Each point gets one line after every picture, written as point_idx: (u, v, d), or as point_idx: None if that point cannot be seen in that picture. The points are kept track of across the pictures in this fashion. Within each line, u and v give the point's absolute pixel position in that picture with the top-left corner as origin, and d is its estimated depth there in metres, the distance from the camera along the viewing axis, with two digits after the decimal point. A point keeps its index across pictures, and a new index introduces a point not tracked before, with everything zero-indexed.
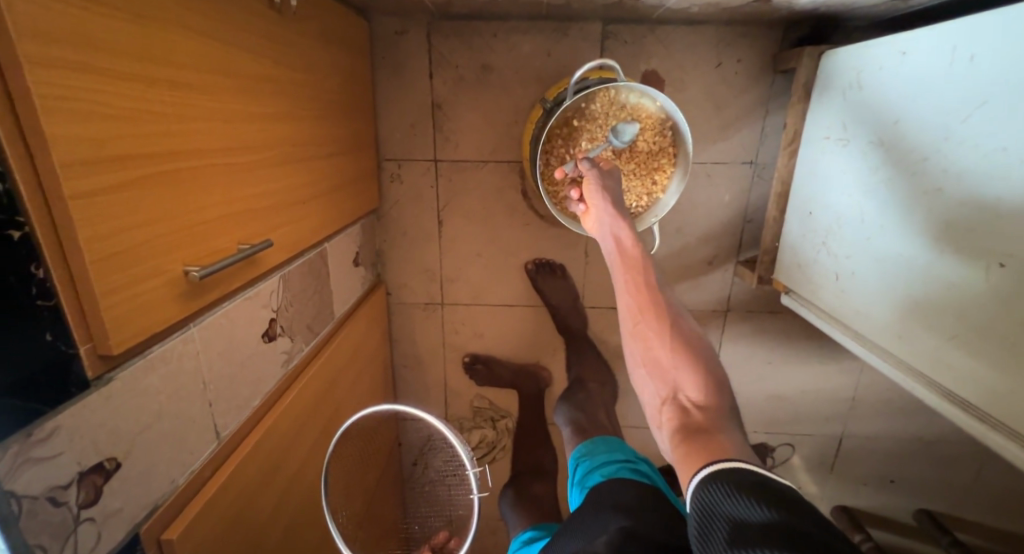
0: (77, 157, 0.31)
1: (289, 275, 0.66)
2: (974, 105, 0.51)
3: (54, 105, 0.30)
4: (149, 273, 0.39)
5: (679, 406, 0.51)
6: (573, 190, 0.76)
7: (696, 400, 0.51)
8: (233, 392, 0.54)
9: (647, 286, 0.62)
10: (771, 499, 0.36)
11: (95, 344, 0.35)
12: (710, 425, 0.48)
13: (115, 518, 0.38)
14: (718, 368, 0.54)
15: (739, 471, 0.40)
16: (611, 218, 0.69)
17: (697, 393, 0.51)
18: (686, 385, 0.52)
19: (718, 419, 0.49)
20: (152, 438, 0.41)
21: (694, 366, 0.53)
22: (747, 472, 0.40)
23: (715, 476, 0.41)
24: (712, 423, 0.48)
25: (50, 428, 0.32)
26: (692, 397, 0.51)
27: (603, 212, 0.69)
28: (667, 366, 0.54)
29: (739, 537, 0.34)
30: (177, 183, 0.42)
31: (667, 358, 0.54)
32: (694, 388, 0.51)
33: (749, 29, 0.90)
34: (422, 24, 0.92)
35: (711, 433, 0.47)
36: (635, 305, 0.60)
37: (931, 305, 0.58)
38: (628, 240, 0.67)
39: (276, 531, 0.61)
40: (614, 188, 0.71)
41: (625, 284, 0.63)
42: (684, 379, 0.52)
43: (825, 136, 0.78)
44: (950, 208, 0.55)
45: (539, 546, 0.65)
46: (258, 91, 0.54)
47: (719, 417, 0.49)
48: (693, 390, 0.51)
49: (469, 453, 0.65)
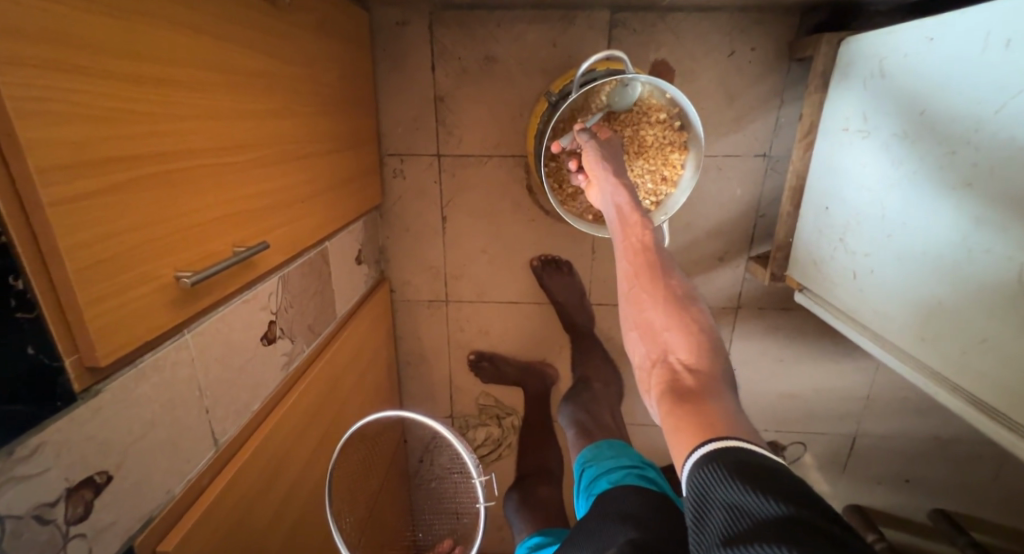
0: (56, 163, 0.30)
1: (289, 275, 0.65)
2: (1008, 93, 0.48)
3: (31, 108, 0.28)
4: (138, 281, 0.38)
5: (669, 367, 0.48)
6: (572, 161, 0.75)
7: (687, 361, 0.48)
8: (231, 397, 0.53)
9: (643, 249, 0.59)
10: (772, 487, 0.33)
11: (82, 356, 0.34)
12: (699, 388, 0.45)
13: (107, 532, 0.37)
14: (713, 332, 0.51)
15: (729, 452, 0.37)
16: (611, 186, 0.66)
17: (688, 354, 0.48)
18: (676, 346, 0.49)
19: (710, 382, 0.46)
20: (145, 448, 0.40)
21: (686, 328, 0.50)
22: (739, 451, 0.37)
23: (708, 457, 0.37)
24: (703, 385, 0.45)
25: (34, 444, 0.31)
26: (682, 359, 0.48)
27: (602, 181, 0.67)
28: (659, 328, 0.51)
29: (740, 530, 0.32)
30: (167, 183, 0.40)
31: (659, 320, 0.52)
32: (684, 349, 0.49)
33: (764, 15, 0.86)
34: (423, 15, 0.89)
35: (700, 398, 0.44)
36: (632, 270, 0.58)
37: (957, 305, 0.56)
38: (628, 208, 0.64)
39: (279, 536, 0.61)
40: (615, 158, 0.69)
41: (623, 252, 0.61)
42: (675, 341, 0.50)
43: (844, 127, 0.75)
44: (982, 204, 0.52)
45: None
46: (253, 87, 0.53)
47: (711, 380, 0.46)
48: (684, 351, 0.48)
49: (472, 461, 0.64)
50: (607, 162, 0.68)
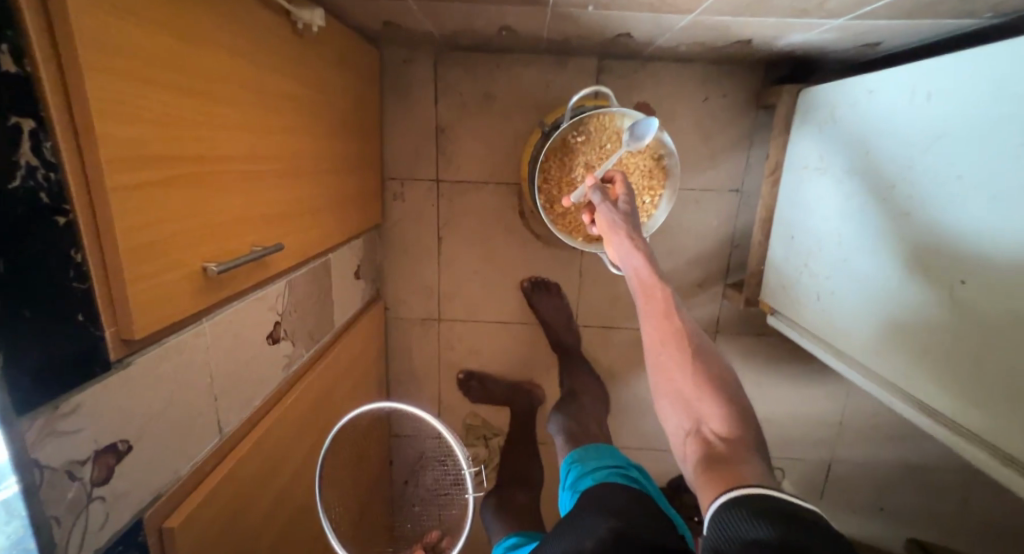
0: (119, 155, 0.35)
1: (295, 280, 0.69)
2: (933, 137, 0.56)
3: (106, 108, 0.34)
4: (171, 267, 0.41)
5: (702, 438, 0.49)
6: (585, 215, 0.77)
7: (719, 431, 0.48)
8: (237, 389, 0.55)
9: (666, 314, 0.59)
10: (798, 531, 0.35)
11: (119, 328, 0.37)
12: (732, 456, 0.46)
13: (123, 500, 0.39)
14: (742, 399, 0.52)
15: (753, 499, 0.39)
16: (626, 249, 0.67)
17: (720, 424, 0.49)
18: (708, 416, 0.50)
19: (742, 449, 0.46)
20: (161, 425, 0.43)
21: (716, 397, 0.51)
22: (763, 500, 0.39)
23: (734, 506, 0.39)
24: (736, 453, 0.46)
25: (74, 403, 0.34)
26: (715, 429, 0.49)
27: (619, 244, 0.68)
28: (689, 397, 0.52)
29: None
30: (202, 184, 0.45)
31: (688, 389, 0.52)
32: (717, 420, 0.49)
33: (733, 68, 0.97)
34: (429, 55, 0.98)
35: (731, 462, 0.45)
36: (657, 335, 0.58)
37: (903, 321, 0.62)
38: (644, 270, 0.64)
39: (269, 535, 0.61)
40: (627, 218, 0.70)
41: (646, 315, 0.61)
42: (707, 410, 0.50)
43: (804, 165, 0.84)
44: (916, 230, 0.59)
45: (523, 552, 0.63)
46: (280, 108, 0.59)
47: (744, 448, 0.46)
48: (716, 421, 0.49)
49: (467, 455, 0.64)
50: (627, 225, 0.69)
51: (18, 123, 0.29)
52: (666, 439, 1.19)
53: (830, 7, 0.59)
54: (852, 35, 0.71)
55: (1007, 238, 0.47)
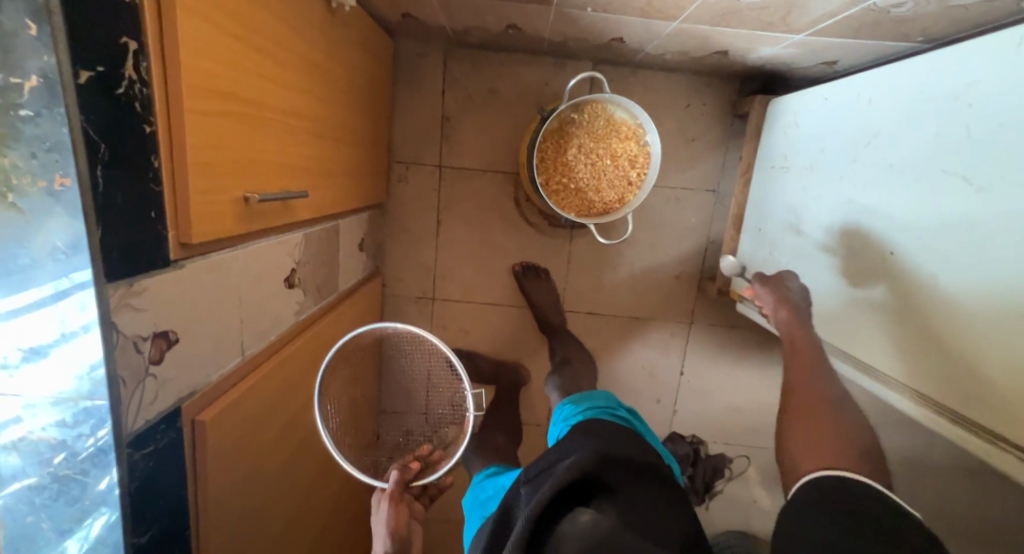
0: (190, 80, 0.41)
1: (310, 235, 0.75)
2: (873, 132, 0.66)
3: (187, 40, 0.40)
4: (220, 189, 0.48)
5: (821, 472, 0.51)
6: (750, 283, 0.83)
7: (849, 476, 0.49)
8: (259, 318, 0.61)
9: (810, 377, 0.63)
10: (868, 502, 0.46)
11: (179, 232, 0.43)
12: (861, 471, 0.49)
13: (168, 385, 0.44)
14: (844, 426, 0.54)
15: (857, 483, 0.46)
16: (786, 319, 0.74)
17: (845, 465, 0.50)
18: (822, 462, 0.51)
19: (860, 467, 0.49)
20: (200, 329, 0.48)
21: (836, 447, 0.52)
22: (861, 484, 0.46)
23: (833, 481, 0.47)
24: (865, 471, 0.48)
25: (142, 285, 0.40)
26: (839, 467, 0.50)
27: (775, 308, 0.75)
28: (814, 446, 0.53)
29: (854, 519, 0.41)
30: (248, 123, 0.52)
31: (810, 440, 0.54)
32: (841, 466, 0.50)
33: (712, 81, 1.08)
34: (439, 50, 1.07)
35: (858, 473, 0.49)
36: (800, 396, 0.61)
37: (846, 291, 0.70)
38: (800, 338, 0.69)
39: (277, 463, 0.65)
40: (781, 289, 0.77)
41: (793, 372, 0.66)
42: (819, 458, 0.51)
43: (771, 165, 0.94)
44: (857, 212, 0.69)
45: (504, 478, 0.68)
46: (312, 73, 0.66)
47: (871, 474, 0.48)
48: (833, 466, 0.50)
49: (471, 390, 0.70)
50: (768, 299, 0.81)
51: (125, 43, 0.36)
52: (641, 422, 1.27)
53: (792, 22, 0.69)
54: (812, 52, 0.82)
55: (929, 213, 0.57)
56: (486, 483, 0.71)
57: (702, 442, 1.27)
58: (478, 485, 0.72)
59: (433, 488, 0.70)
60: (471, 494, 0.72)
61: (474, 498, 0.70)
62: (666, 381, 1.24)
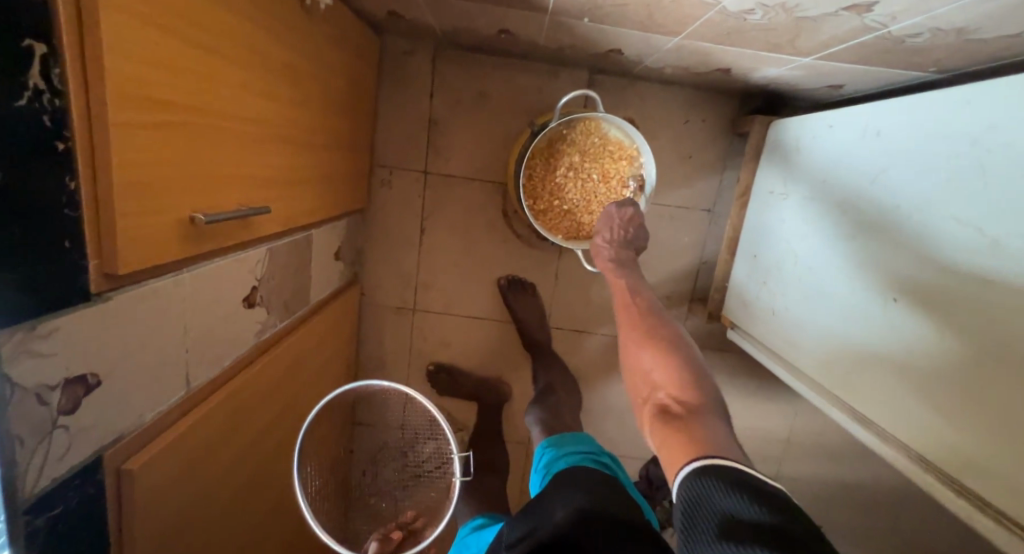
0: (121, 91, 0.35)
1: (276, 249, 0.70)
2: (879, 169, 0.63)
3: (118, 45, 0.34)
4: (159, 210, 0.42)
5: (659, 402, 0.53)
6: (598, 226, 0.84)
7: (674, 395, 0.52)
8: (208, 344, 0.56)
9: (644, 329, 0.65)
10: (760, 498, 0.35)
11: (102, 262, 0.38)
12: (686, 414, 0.49)
13: (84, 434, 0.38)
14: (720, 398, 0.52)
15: (741, 474, 0.39)
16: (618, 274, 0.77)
17: (675, 389, 0.53)
18: (663, 383, 0.55)
19: (696, 410, 0.49)
20: (131, 367, 0.43)
21: (670, 364, 0.57)
22: (747, 475, 0.39)
23: (707, 470, 0.40)
24: (690, 412, 0.49)
25: (50, 327, 0.34)
26: (671, 395, 0.53)
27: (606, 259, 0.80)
28: (648, 372, 0.58)
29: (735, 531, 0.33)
30: (197, 134, 0.46)
31: (649, 364, 0.59)
32: (671, 386, 0.53)
33: (713, 96, 1.04)
34: (429, 50, 1.01)
35: (685, 419, 0.48)
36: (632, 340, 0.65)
37: (844, 334, 0.67)
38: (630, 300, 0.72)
39: (223, 498, 0.60)
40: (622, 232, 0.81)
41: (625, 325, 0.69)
42: (662, 378, 0.55)
43: (769, 190, 0.90)
44: (861, 251, 0.65)
45: (486, 533, 0.64)
46: (282, 76, 0.61)
47: (699, 409, 0.49)
48: (670, 386, 0.54)
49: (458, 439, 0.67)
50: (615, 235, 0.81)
51: (29, 46, 0.29)
52: (624, 443, 1.23)
53: (800, 45, 0.65)
54: (818, 75, 0.78)
55: (937, 263, 0.53)
56: (470, 538, 0.66)
57: None
58: (463, 540, 0.68)
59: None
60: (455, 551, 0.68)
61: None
62: None
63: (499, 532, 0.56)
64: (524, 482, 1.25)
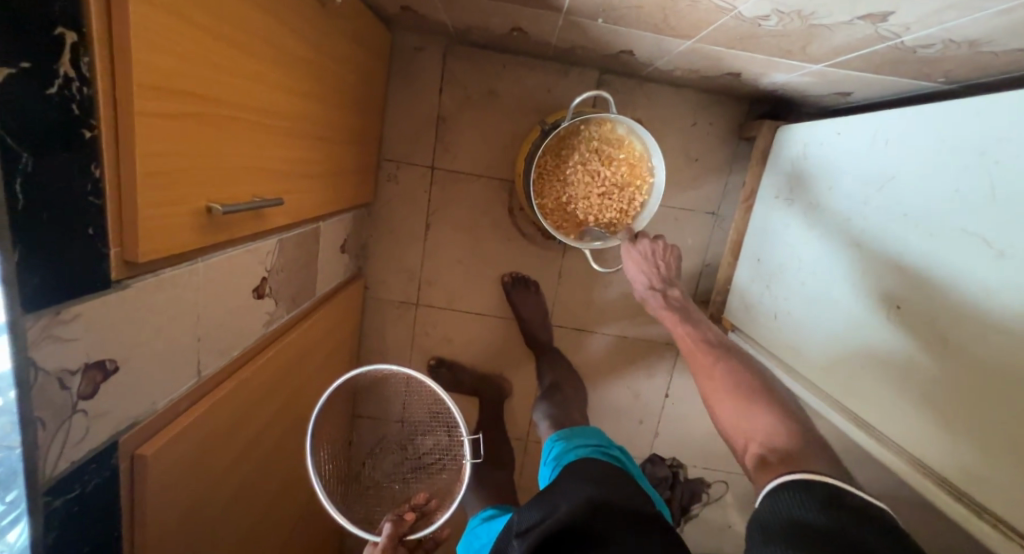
0: (146, 81, 0.36)
1: (285, 241, 0.70)
2: (886, 178, 0.63)
3: (144, 36, 0.34)
4: (177, 200, 0.42)
5: (756, 451, 0.51)
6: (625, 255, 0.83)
7: (770, 443, 0.50)
8: (220, 333, 0.56)
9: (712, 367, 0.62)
10: (844, 514, 0.39)
11: (123, 249, 0.38)
12: (787, 458, 0.47)
13: (103, 419, 0.39)
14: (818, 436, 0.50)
15: (829, 486, 0.42)
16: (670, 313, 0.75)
17: (770, 437, 0.51)
18: (756, 432, 0.52)
19: (796, 453, 0.48)
20: (148, 354, 0.44)
21: (758, 409, 0.54)
22: (836, 487, 0.41)
23: (801, 484, 0.42)
24: (790, 457, 0.47)
25: (73, 312, 0.35)
26: (767, 441, 0.50)
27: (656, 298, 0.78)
28: (734, 419, 0.55)
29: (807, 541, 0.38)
30: (214, 125, 0.46)
31: (732, 413, 0.56)
32: (765, 435, 0.51)
33: (721, 100, 1.04)
34: (439, 46, 1.01)
35: (787, 461, 0.47)
36: (704, 380, 0.62)
37: (846, 340, 0.68)
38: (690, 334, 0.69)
39: (229, 486, 0.61)
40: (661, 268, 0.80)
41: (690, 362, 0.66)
42: (754, 428, 0.53)
43: (774, 196, 0.91)
44: (864, 258, 0.66)
45: (497, 523, 0.64)
46: (296, 69, 0.61)
47: (799, 453, 0.48)
48: (765, 436, 0.51)
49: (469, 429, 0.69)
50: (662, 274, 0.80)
51: (61, 35, 0.30)
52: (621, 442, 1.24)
53: (811, 52, 0.66)
54: (828, 82, 0.79)
55: (942, 271, 0.54)
56: (480, 528, 0.67)
57: (682, 466, 1.24)
58: (473, 530, 0.68)
59: (428, 541, 0.70)
60: (466, 541, 0.69)
61: (469, 545, 0.67)
62: (650, 403, 1.21)
63: (509, 518, 0.57)
64: (522, 479, 1.26)
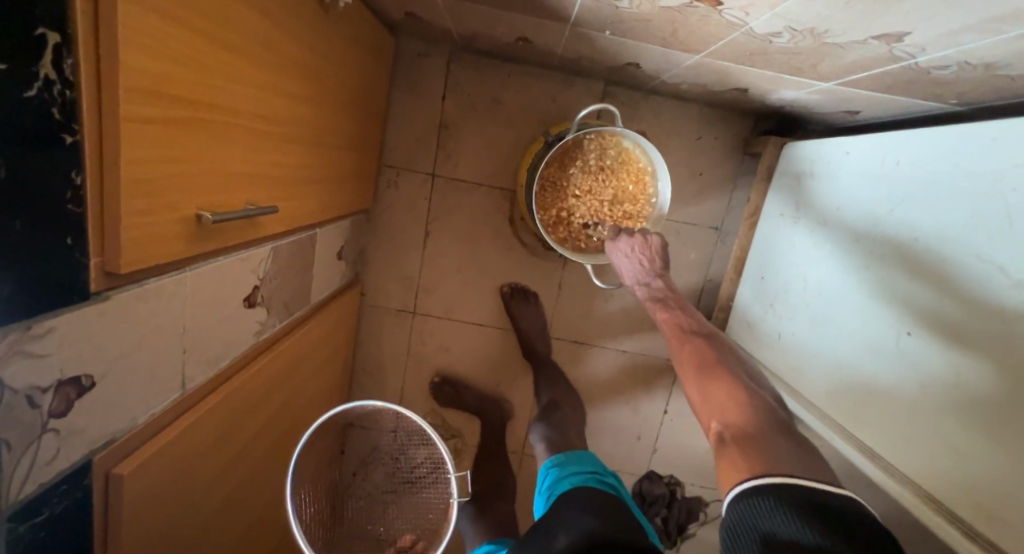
0: (134, 85, 0.34)
1: (279, 248, 0.68)
2: (897, 200, 0.62)
3: (133, 39, 0.33)
4: (164, 209, 0.41)
5: (715, 431, 0.49)
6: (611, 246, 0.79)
7: (728, 422, 0.48)
8: (207, 344, 0.54)
9: (686, 351, 0.61)
10: (817, 520, 0.35)
11: (104, 259, 0.36)
12: (743, 439, 0.45)
13: (76, 437, 0.37)
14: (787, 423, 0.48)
15: (796, 487, 0.38)
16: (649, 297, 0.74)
17: (730, 416, 0.49)
18: (716, 411, 0.50)
19: (753, 434, 0.46)
20: (129, 367, 0.42)
21: (720, 387, 0.53)
22: (804, 488, 0.38)
23: (766, 488, 0.39)
24: (746, 438, 0.45)
25: (47, 326, 0.33)
26: (728, 420, 0.49)
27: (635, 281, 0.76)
28: (700, 400, 0.54)
29: None
30: (207, 130, 0.45)
31: (697, 394, 0.54)
32: (725, 413, 0.49)
33: (727, 114, 1.03)
34: (444, 53, 1.00)
35: (746, 443, 0.45)
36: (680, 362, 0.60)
37: (853, 364, 0.66)
38: (669, 320, 0.68)
39: (213, 502, 0.59)
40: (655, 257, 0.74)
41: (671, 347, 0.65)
42: (715, 407, 0.51)
43: (780, 213, 0.90)
44: (874, 281, 0.64)
45: None
46: (296, 74, 0.60)
47: (756, 434, 0.45)
48: (725, 414, 0.49)
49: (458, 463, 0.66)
50: (648, 266, 0.75)
51: (41, 35, 0.27)
52: (618, 457, 1.22)
53: (821, 70, 0.64)
54: (837, 100, 0.77)
55: (954, 298, 0.52)
56: None
57: (679, 484, 1.21)
58: None
59: None
60: None
61: None
62: (648, 418, 1.19)
63: None
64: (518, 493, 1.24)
